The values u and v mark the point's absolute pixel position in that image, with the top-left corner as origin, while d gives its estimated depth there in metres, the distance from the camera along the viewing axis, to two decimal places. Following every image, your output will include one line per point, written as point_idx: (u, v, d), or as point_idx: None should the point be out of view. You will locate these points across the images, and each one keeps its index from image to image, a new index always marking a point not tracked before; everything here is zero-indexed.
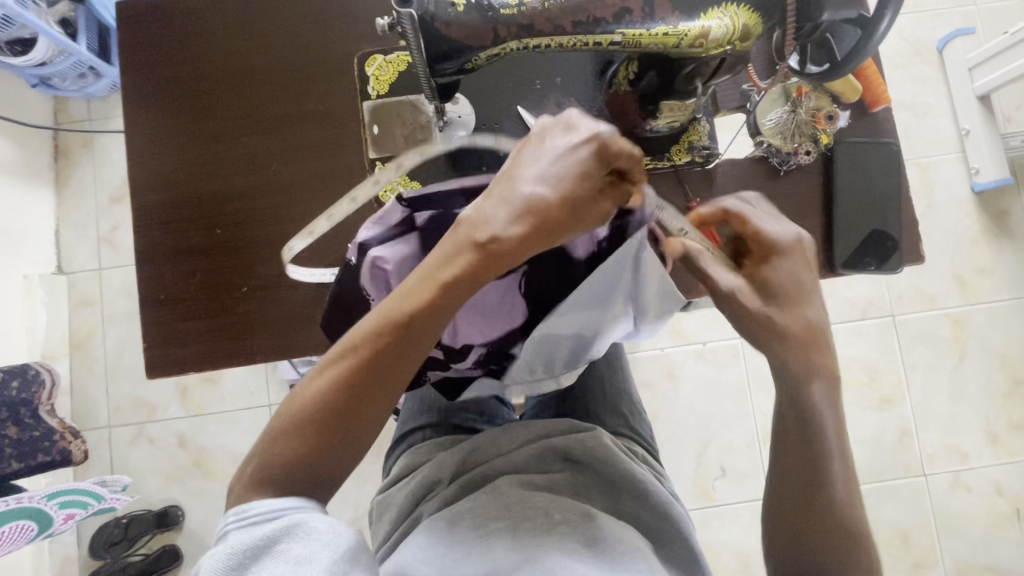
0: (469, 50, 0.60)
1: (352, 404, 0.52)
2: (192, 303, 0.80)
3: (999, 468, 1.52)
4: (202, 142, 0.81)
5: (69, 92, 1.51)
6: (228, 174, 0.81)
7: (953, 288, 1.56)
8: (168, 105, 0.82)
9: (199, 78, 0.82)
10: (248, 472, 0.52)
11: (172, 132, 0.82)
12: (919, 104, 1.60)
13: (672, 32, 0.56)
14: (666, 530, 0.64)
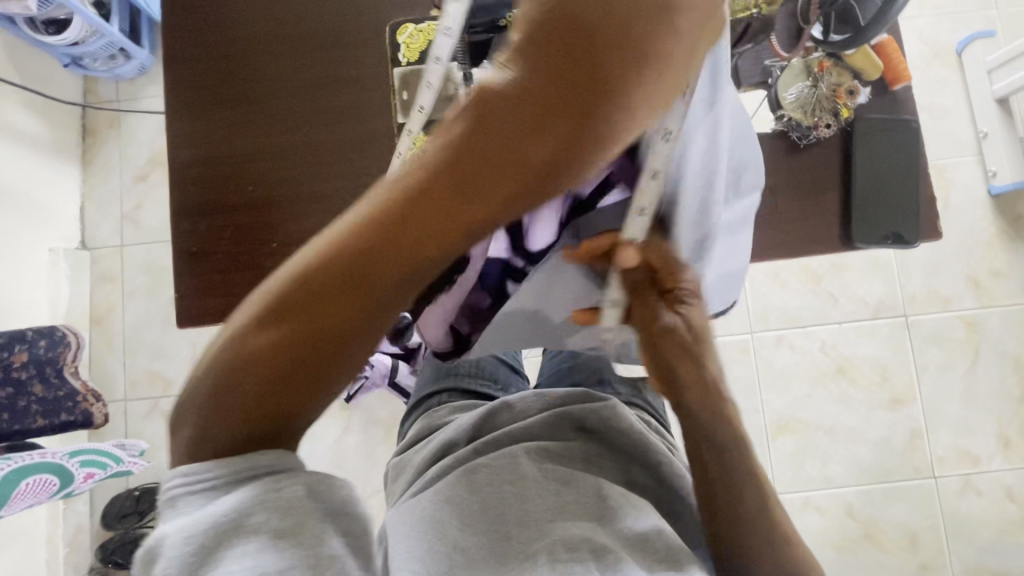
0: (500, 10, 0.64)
1: (305, 371, 0.47)
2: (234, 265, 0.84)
3: (1011, 473, 1.51)
4: (234, 104, 0.84)
5: (100, 73, 1.56)
6: (260, 135, 0.84)
7: (967, 290, 1.56)
8: (203, 73, 0.84)
9: (233, 43, 0.85)
10: (191, 432, 0.49)
11: (205, 93, 0.84)
12: (937, 106, 1.60)
13: None
14: (676, 503, 0.64)
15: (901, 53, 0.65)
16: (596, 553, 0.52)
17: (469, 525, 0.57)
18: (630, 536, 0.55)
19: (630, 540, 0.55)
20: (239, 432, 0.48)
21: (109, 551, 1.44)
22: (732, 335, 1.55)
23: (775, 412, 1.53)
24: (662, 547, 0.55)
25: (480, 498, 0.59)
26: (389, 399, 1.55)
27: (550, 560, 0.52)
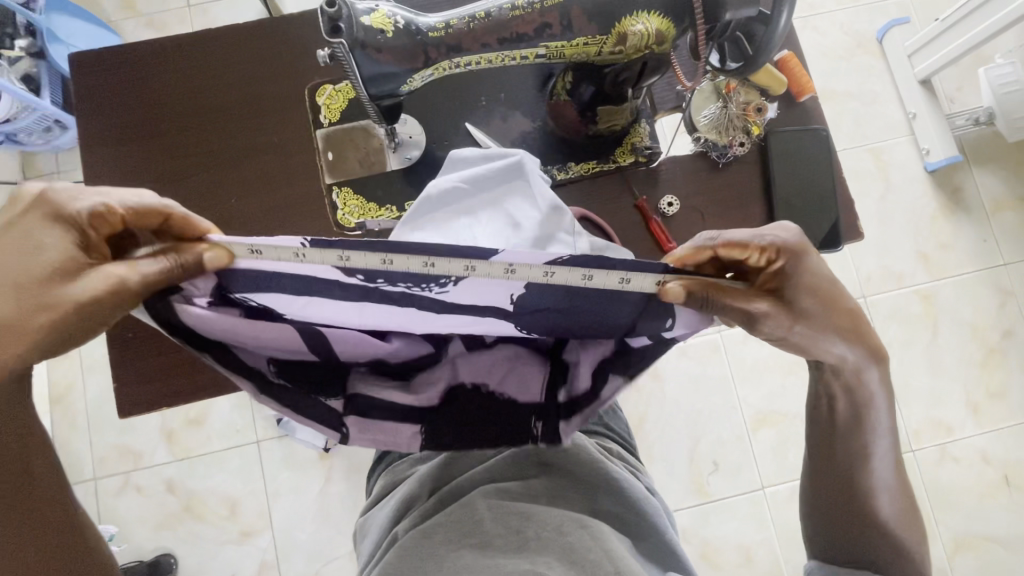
0: (403, 74, 0.56)
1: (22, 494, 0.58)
2: (165, 357, 0.69)
3: (984, 438, 1.55)
4: (152, 168, 0.71)
5: (36, 147, 1.52)
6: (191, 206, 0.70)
7: (918, 264, 1.61)
8: (122, 134, 0.72)
9: (139, 116, 0.72)
10: None
11: (111, 169, 0.71)
12: (866, 92, 1.66)
13: (592, 41, 0.55)
14: (647, 529, 0.62)
15: (803, 67, 0.68)
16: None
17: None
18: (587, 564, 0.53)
19: (584, 567, 0.53)
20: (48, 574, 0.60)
21: None
22: (701, 336, 1.57)
23: (752, 407, 1.55)
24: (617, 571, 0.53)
25: (435, 552, 0.56)
26: None
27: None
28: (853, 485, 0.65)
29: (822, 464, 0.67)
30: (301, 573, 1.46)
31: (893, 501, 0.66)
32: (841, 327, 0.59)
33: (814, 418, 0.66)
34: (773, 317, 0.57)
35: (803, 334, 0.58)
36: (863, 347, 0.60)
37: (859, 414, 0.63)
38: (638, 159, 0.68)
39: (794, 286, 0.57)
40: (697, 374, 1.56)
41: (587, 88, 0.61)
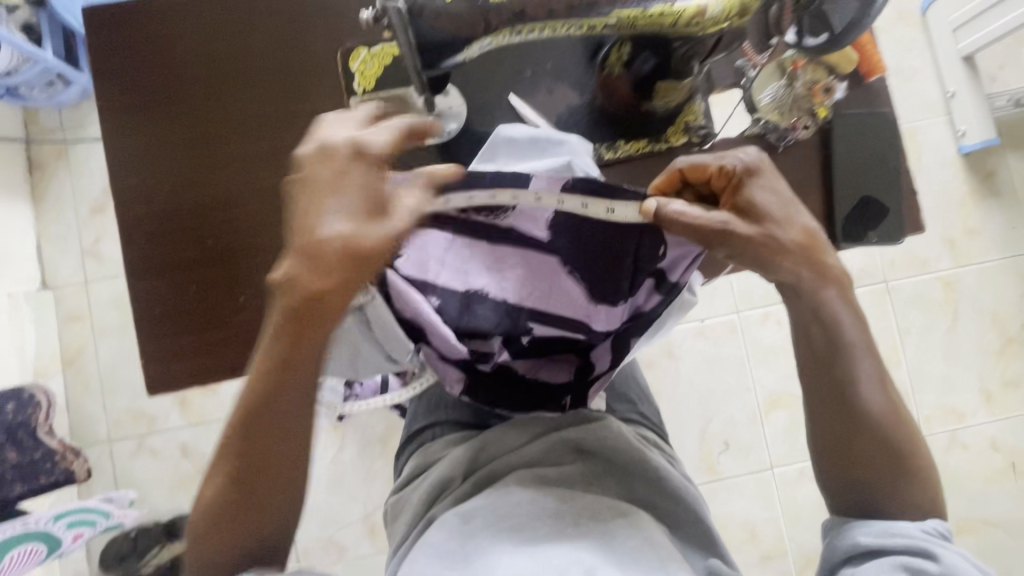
0: (460, 42, 0.53)
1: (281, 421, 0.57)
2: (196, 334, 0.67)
3: (994, 425, 1.56)
4: (177, 137, 0.67)
5: (39, 102, 1.47)
6: (222, 178, 0.67)
7: (944, 250, 1.58)
8: (143, 97, 0.68)
9: (163, 77, 0.68)
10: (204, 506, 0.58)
11: (135, 136, 0.67)
12: (904, 69, 1.59)
13: (667, 11, 0.51)
14: (683, 516, 0.62)
15: (875, 45, 0.64)
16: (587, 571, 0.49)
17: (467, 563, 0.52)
18: (628, 555, 0.52)
19: (625, 557, 0.52)
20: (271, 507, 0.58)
21: None
22: (719, 317, 1.55)
23: (766, 388, 1.55)
24: (658, 563, 0.52)
25: (476, 537, 0.55)
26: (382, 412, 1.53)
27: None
28: (852, 415, 0.58)
29: (814, 396, 0.60)
30: (315, 537, 1.49)
31: (902, 434, 0.58)
32: (798, 244, 0.57)
33: (802, 351, 0.60)
34: (732, 231, 0.56)
35: (760, 248, 0.57)
36: (814, 266, 0.58)
37: (834, 338, 0.58)
38: (691, 140, 0.66)
39: (763, 205, 0.57)
40: (712, 354, 1.55)
41: (648, 60, 0.57)
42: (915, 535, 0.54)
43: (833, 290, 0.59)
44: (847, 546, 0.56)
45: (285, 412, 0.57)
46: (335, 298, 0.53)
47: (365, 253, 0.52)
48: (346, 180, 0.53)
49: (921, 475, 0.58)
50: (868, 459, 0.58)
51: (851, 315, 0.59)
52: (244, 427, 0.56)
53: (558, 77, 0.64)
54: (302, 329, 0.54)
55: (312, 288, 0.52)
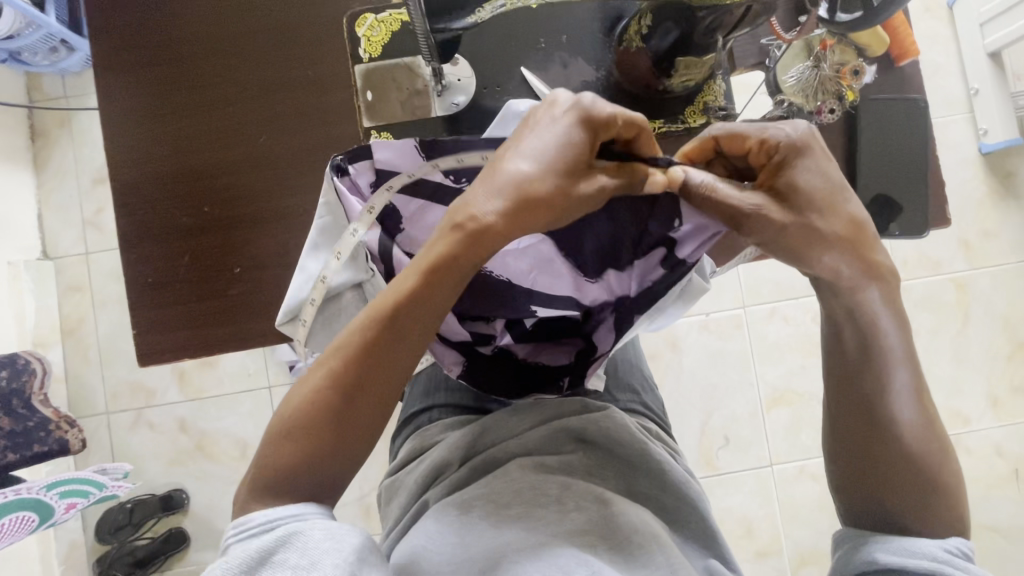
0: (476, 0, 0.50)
1: (373, 386, 0.50)
2: (189, 305, 0.65)
3: (1000, 431, 1.53)
4: (175, 99, 0.65)
5: (42, 67, 1.44)
6: (221, 144, 0.65)
7: (958, 251, 1.55)
8: (140, 58, 0.65)
9: (163, 36, 0.65)
10: (249, 479, 0.49)
11: (132, 97, 0.65)
12: (928, 63, 1.55)
13: None
14: (687, 512, 0.60)
15: (909, 26, 0.61)
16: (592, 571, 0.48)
17: (465, 555, 0.51)
18: (633, 551, 0.51)
19: (629, 553, 0.51)
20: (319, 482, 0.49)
21: (107, 565, 1.44)
22: (725, 311, 1.53)
23: (769, 385, 1.53)
24: (663, 563, 0.51)
25: (473, 525, 0.54)
26: None
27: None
28: (878, 427, 0.56)
29: (838, 400, 0.58)
30: None
31: (931, 458, 0.55)
32: (840, 237, 0.54)
33: (832, 351, 0.58)
34: (763, 215, 0.53)
35: (792, 235, 0.53)
36: (857, 261, 0.54)
37: (869, 343, 0.56)
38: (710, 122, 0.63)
39: (804, 188, 0.53)
40: (717, 349, 1.53)
41: (672, 31, 0.53)
42: (935, 560, 0.51)
43: (875, 292, 0.55)
44: (862, 560, 0.53)
45: (398, 365, 0.50)
46: (491, 247, 0.51)
47: (543, 198, 0.50)
48: (543, 129, 0.52)
49: (946, 493, 0.55)
50: (891, 476, 0.55)
51: (890, 321, 0.56)
52: (332, 380, 0.49)
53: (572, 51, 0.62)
54: (438, 281, 0.51)
55: (471, 231, 0.50)
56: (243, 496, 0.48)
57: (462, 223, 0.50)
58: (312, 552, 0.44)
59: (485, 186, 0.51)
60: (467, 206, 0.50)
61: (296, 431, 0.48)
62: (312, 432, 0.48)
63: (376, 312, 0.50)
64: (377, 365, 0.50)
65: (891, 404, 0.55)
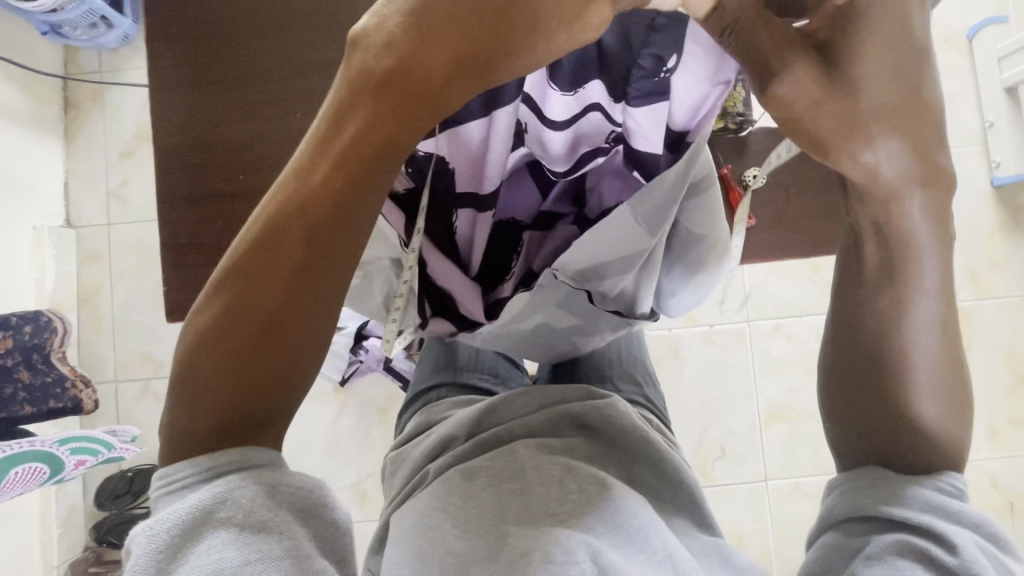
0: None
1: (299, 288, 0.44)
2: (219, 268, 0.68)
3: (997, 462, 1.54)
4: (220, 71, 0.68)
5: (80, 42, 1.49)
6: (261, 117, 0.68)
7: (964, 281, 1.56)
8: (190, 31, 0.68)
9: (212, 11, 0.68)
10: (172, 423, 0.45)
11: (179, 67, 0.68)
12: (945, 94, 1.57)
13: None
14: (683, 499, 0.62)
15: None
16: (595, 557, 0.49)
17: (468, 526, 0.54)
18: (633, 533, 0.53)
19: (631, 536, 0.53)
20: (247, 409, 0.45)
21: (104, 531, 1.46)
22: (729, 324, 1.55)
23: (769, 400, 1.54)
24: (661, 546, 0.52)
25: (478, 498, 0.56)
26: (384, 382, 1.54)
27: (546, 565, 0.48)
28: (883, 371, 0.49)
29: (840, 327, 0.52)
30: None
31: (942, 401, 0.49)
32: (885, 111, 0.42)
33: (846, 268, 0.51)
34: (799, 75, 0.42)
35: (830, 111, 0.42)
36: (911, 155, 0.43)
37: (895, 260, 0.47)
38: (727, 126, 0.66)
39: (857, 49, 0.42)
40: (719, 360, 1.54)
41: None
42: (928, 508, 0.47)
43: (921, 197, 0.45)
44: (852, 506, 0.50)
45: (330, 265, 0.45)
46: (423, 113, 0.43)
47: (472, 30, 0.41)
48: None
49: (952, 437, 0.49)
50: (887, 417, 0.50)
51: (930, 228, 0.46)
52: (246, 291, 0.44)
53: None
54: (361, 159, 0.43)
55: (396, 88, 0.42)
56: (166, 442, 0.46)
57: (377, 84, 0.42)
58: (257, 512, 0.44)
59: (389, 29, 0.41)
60: (378, 60, 0.42)
61: (213, 349, 0.44)
62: (222, 349, 0.44)
63: (285, 206, 0.44)
64: (297, 268, 0.44)
65: (901, 341, 0.48)
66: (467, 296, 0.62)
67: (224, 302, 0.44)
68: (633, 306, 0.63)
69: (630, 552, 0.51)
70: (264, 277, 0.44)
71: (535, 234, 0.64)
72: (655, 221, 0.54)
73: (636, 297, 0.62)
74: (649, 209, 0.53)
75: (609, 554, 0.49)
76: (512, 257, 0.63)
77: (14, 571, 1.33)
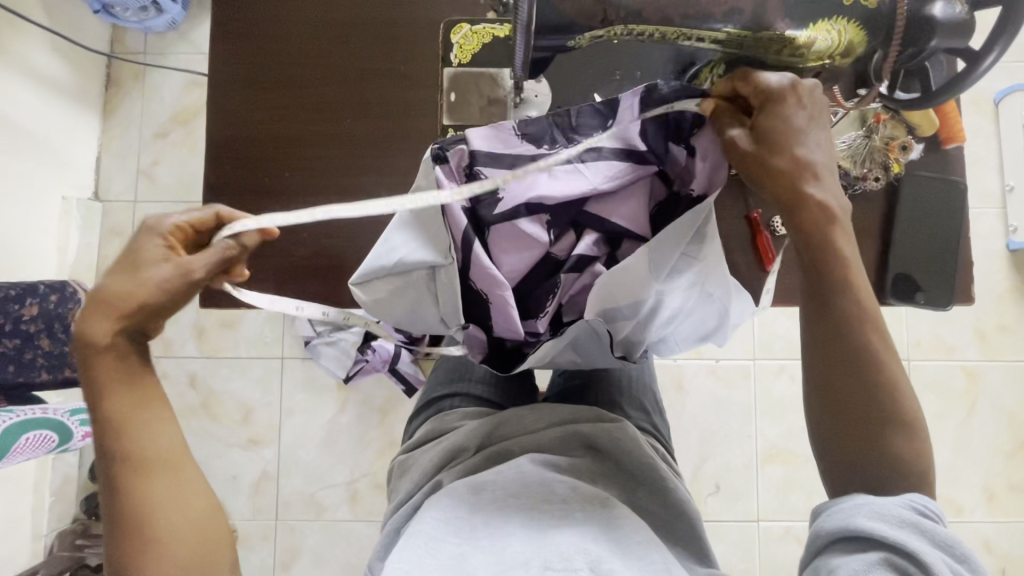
0: (574, 29, 0.51)
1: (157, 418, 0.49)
2: None
3: (992, 526, 1.53)
4: (277, 71, 0.71)
5: (129, 23, 1.53)
6: (311, 119, 0.71)
7: (973, 340, 1.56)
8: (252, 31, 0.72)
9: (275, 14, 0.72)
10: None
11: (238, 63, 0.71)
12: (967, 154, 1.59)
13: (776, 38, 0.49)
14: (681, 530, 0.62)
15: (959, 115, 0.66)
16: (593, 565, 0.49)
17: (473, 535, 0.55)
18: (633, 550, 0.52)
19: (628, 551, 0.52)
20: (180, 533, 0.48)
21: (95, 505, 1.46)
22: (735, 360, 1.55)
23: (767, 440, 1.54)
24: (659, 559, 0.52)
25: (484, 512, 0.57)
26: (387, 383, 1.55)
27: (545, 570, 0.49)
28: (847, 369, 0.48)
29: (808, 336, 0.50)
30: (297, 491, 1.49)
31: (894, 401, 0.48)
32: (808, 176, 0.48)
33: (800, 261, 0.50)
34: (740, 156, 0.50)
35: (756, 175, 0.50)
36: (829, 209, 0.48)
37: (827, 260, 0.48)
38: None
39: (792, 131, 0.48)
40: (721, 396, 1.55)
41: None
42: (903, 525, 0.45)
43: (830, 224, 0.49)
44: (834, 523, 0.48)
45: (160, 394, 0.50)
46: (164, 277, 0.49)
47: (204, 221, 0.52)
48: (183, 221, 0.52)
49: (912, 436, 0.49)
50: (859, 432, 0.49)
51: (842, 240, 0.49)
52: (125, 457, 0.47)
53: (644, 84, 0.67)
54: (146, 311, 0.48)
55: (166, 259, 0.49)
56: None
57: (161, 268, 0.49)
58: None
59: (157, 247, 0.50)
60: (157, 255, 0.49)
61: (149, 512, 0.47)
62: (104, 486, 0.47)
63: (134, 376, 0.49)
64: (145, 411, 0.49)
65: (864, 344, 0.48)
66: (502, 318, 0.64)
67: (97, 453, 0.48)
68: (630, 349, 0.68)
69: (629, 563, 0.51)
70: (109, 416, 0.47)
71: (572, 275, 0.65)
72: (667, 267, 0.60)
73: (638, 342, 0.66)
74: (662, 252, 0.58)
75: (607, 561, 0.50)
76: (546, 295, 0.65)
77: (5, 535, 1.34)
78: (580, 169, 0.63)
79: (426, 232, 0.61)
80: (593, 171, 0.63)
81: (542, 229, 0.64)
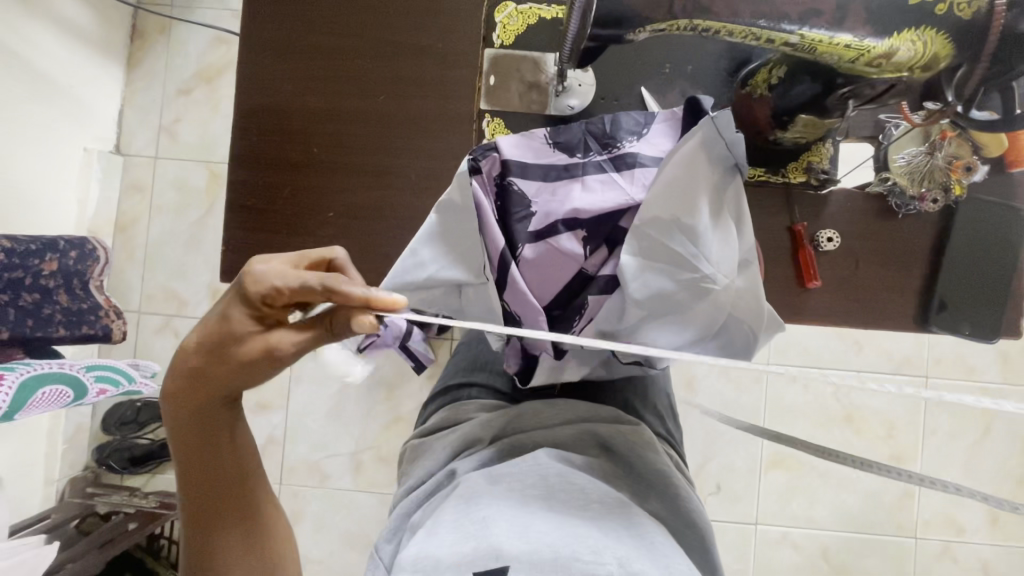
0: (638, 21, 0.49)
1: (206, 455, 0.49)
2: (278, 239, 0.70)
3: (991, 549, 1.52)
4: (311, 40, 0.69)
5: None
6: (344, 92, 0.69)
7: (995, 362, 1.52)
8: None
9: None
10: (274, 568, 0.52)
11: (273, 29, 0.69)
12: None
13: (855, 45, 0.46)
14: (692, 541, 0.60)
15: None
16: (621, 561, 0.48)
17: (490, 507, 0.53)
18: (657, 552, 0.50)
19: (650, 548, 0.50)
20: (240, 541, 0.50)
21: (105, 454, 1.49)
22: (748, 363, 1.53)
23: (773, 446, 1.53)
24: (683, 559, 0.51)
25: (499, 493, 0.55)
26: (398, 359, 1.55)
27: (574, 561, 0.47)
28: None
29: None
30: (302, 458, 1.51)
31: None
32: None
33: None
34: None
35: None
36: None
37: None
38: (808, 181, 0.65)
39: None
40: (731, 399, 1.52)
41: (809, 87, 0.54)
42: None
43: None
44: None
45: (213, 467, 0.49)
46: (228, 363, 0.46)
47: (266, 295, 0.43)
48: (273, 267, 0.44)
49: None
50: None
51: None
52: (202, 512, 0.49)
53: (694, 81, 0.65)
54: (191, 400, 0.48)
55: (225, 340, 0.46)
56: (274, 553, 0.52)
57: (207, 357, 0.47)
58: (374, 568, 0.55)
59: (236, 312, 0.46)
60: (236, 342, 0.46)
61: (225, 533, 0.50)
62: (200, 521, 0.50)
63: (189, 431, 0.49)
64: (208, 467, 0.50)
65: None
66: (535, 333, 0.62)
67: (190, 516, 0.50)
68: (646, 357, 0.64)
69: (654, 560, 0.49)
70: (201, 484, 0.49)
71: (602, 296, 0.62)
72: (657, 289, 0.58)
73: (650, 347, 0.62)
74: (641, 265, 0.58)
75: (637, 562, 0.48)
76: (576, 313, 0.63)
77: (17, 479, 1.37)
78: (615, 184, 0.61)
79: (453, 248, 0.61)
80: (629, 181, 0.61)
81: (579, 245, 0.61)
